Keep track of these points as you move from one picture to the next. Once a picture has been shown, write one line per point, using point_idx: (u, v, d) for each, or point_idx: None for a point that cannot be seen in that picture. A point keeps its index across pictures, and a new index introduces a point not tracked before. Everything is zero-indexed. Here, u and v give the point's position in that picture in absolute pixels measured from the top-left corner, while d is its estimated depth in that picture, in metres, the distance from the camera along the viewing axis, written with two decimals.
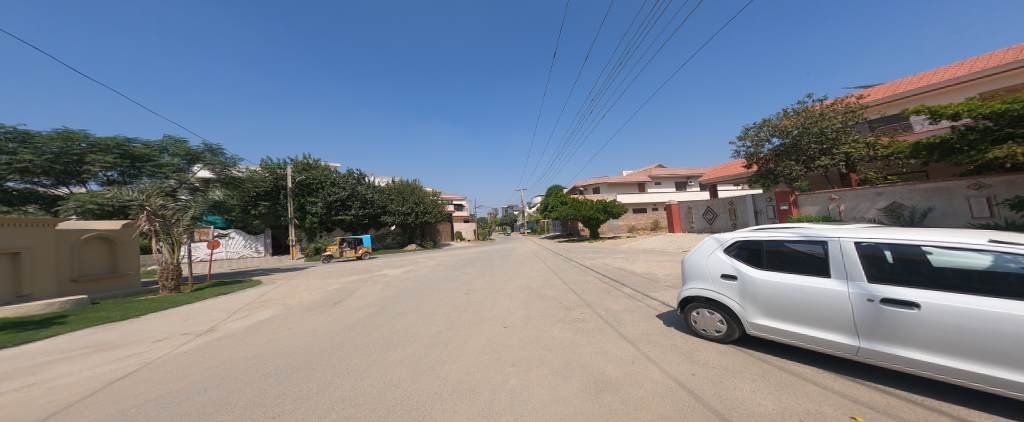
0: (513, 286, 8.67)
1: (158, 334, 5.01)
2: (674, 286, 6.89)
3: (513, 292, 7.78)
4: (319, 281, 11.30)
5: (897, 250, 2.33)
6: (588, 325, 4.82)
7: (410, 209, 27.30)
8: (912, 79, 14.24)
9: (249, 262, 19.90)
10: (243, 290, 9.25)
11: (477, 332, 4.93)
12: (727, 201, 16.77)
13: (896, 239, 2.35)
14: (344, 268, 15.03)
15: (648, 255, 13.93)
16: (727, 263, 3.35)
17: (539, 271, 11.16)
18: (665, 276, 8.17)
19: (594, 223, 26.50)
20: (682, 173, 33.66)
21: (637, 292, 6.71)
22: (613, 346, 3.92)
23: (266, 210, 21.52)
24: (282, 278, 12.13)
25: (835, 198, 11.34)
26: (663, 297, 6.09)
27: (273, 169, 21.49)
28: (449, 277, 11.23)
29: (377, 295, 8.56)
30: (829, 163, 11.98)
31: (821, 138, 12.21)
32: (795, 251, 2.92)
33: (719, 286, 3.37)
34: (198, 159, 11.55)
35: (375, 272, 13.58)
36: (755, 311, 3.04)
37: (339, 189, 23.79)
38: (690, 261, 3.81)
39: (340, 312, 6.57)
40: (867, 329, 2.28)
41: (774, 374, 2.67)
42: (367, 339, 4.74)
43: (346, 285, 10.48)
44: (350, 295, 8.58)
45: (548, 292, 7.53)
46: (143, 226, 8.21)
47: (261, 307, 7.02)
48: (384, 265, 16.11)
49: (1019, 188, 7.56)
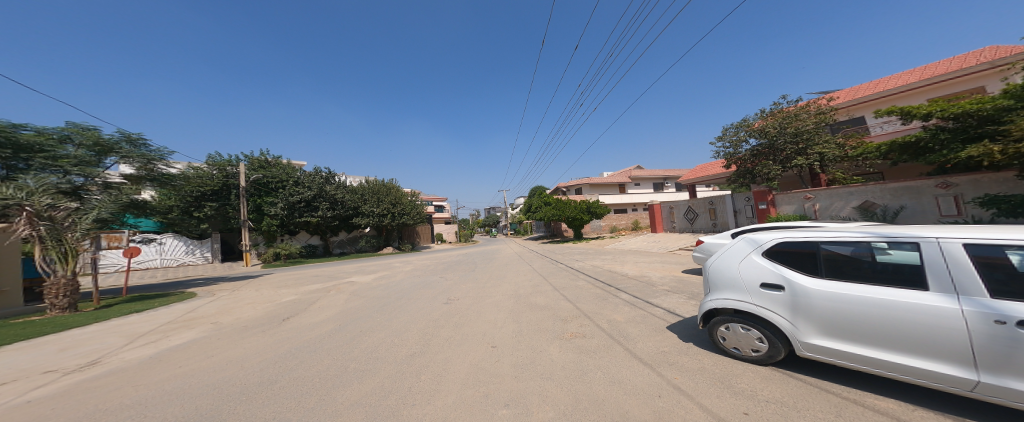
0: (498, 293, 7.82)
1: (8, 375, 3.67)
2: (675, 291, 6.39)
3: (499, 301, 6.97)
4: (273, 292, 9.82)
5: (977, 250, 1.88)
6: (591, 342, 4.15)
7: (384, 210, 25.47)
8: (869, 84, 15.11)
9: (191, 271, 17.41)
10: (168, 307, 7.69)
11: (457, 356, 4.05)
12: (707, 201, 17.00)
13: (989, 237, 1.85)
14: (306, 275, 13.43)
15: (635, 256, 13.67)
16: (769, 269, 2.74)
17: (525, 276, 10.37)
18: (662, 279, 7.72)
19: (576, 224, 26.24)
20: (659, 174, 34.49)
21: (635, 299, 6.17)
22: (629, 371, 3.25)
23: (214, 211, 19.08)
24: (229, 289, 10.47)
25: (811, 197, 11.51)
26: (666, 304, 5.57)
27: (223, 167, 19.16)
28: (427, 284, 10.22)
29: (341, 307, 7.42)
30: (805, 162, 12.22)
31: (797, 139, 12.48)
32: (854, 255, 2.38)
33: (758, 298, 2.76)
34: (112, 151, 9.58)
35: (343, 279, 12.21)
36: (813, 330, 2.42)
37: (302, 189, 21.65)
38: (715, 266, 3.18)
39: (288, 331, 5.43)
40: (990, 357, 1.65)
41: (853, 413, 2.05)
42: (313, 370, 3.69)
43: (306, 295, 9.15)
44: (307, 308, 7.36)
45: (538, 300, 6.79)
46: (20, 232, 6.65)
47: (181, 328, 5.68)
48: (354, 271, 14.64)
49: (984, 187, 7.86)
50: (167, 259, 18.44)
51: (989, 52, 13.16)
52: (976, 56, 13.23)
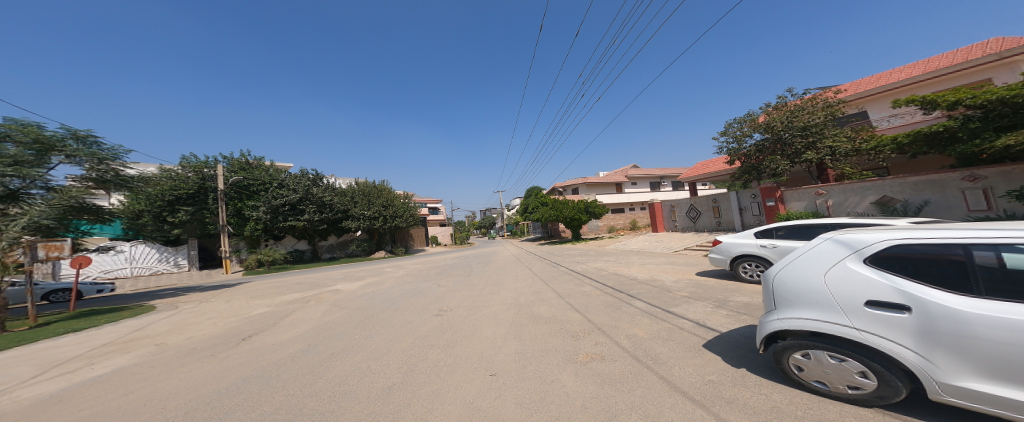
0: (497, 303, 6.98)
1: None
2: (697, 298, 5.67)
3: (499, 313, 6.15)
4: (245, 303, 8.82)
5: None
6: (615, 369, 3.36)
7: (376, 213, 24.41)
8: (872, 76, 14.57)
9: (165, 280, 16.19)
10: (115, 323, 6.71)
11: (446, 390, 3.19)
12: (711, 199, 16.44)
13: None
14: (287, 283, 12.40)
15: (640, 257, 13.01)
16: (873, 279, 1.99)
17: (526, 281, 9.56)
18: (678, 285, 7.00)
19: (574, 224, 25.52)
20: (656, 173, 34.05)
21: (653, 309, 5.44)
22: (674, 411, 2.47)
23: (189, 216, 17.85)
24: (196, 300, 9.41)
25: (823, 193, 10.92)
26: (691, 315, 4.82)
27: (199, 169, 18.07)
28: (418, 291, 9.33)
29: (318, 320, 6.54)
30: (816, 156, 11.55)
31: (805, 132, 11.85)
32: (987, 262, 1.69)
33: (860, 319, 1.98)
34: (56, 149, 8.58)
35: (326, 287, 11.25)
36: (957, 368, 1.62)
37: (287, 191, 20.45)
38: (783, 275, 2.43)
39: (245, 354, 4.54)
40: None
41: None
42: (250, 415, 2.80)
43: (280, 306, 8.16)
44: (276, 323, 6.40)
45: (543, 312, 6.00)
46: None
47: (116, 352, 4.74)
48: (340, 277, 13.62)
49: (1017, 179, 7.35)
50: (138, 267, 17.13)
51: (996, 42, 12.74)
52: (983, 48, 12.73)
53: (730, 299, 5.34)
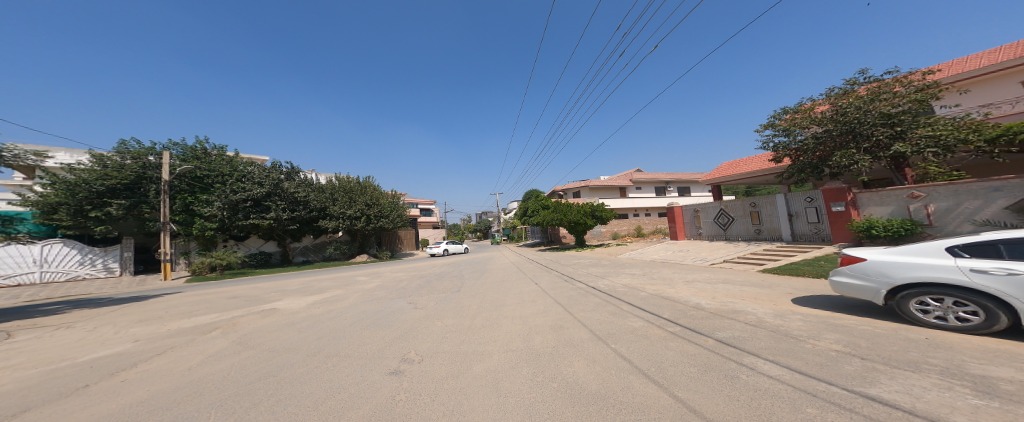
0: (500, 349, 4.19)
1: None
2: (889, 362, 2.97)
3: (505, 379, 3.34)
4: (117, 331, 5.85)
5: None
6: None
7: (357, 212, 21.50)
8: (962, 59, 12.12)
9: (81, 288, 13.10)
10: None
11: None
12: (748, 202, 13.95)
13: None
14: (217, 297, 9.37)
15: (675, 271, 10.36)
16: None
17: (536, 304, 6.77)
18: (794, 325, 4.30)
19: (578, 229, 22.87)
20: (663, 178, 31.53)
21: (816, 384, 2.70)
22: None
23: (123, 212, 14.78)
24: (53, 325, 6.45)
25: (921, 196, 8.50)
26: (952, 416, 2.09)
27: (139, 156, 15.28)
28: (383, 317, 6.50)
29: (180, 376, 3.64)
30: (910, 150, 8.90)
31: (890, 120, 9.26)
32: None
33: None
34: None
35: (262, 303, 8.27)
36: None
37: (251, 185, 17.50)
38: None
39: None
40: None
41: None
42: None
43: (158, 339, 5.22)
44: (102, 380, 3.53)
45: (587, 385, 3.20)
46: None
47: None
48: (294, 289, 10.65)
49: None
50: (51, 272, 14.07)
51: None
52: None
53: (975, 372, 2.64)
